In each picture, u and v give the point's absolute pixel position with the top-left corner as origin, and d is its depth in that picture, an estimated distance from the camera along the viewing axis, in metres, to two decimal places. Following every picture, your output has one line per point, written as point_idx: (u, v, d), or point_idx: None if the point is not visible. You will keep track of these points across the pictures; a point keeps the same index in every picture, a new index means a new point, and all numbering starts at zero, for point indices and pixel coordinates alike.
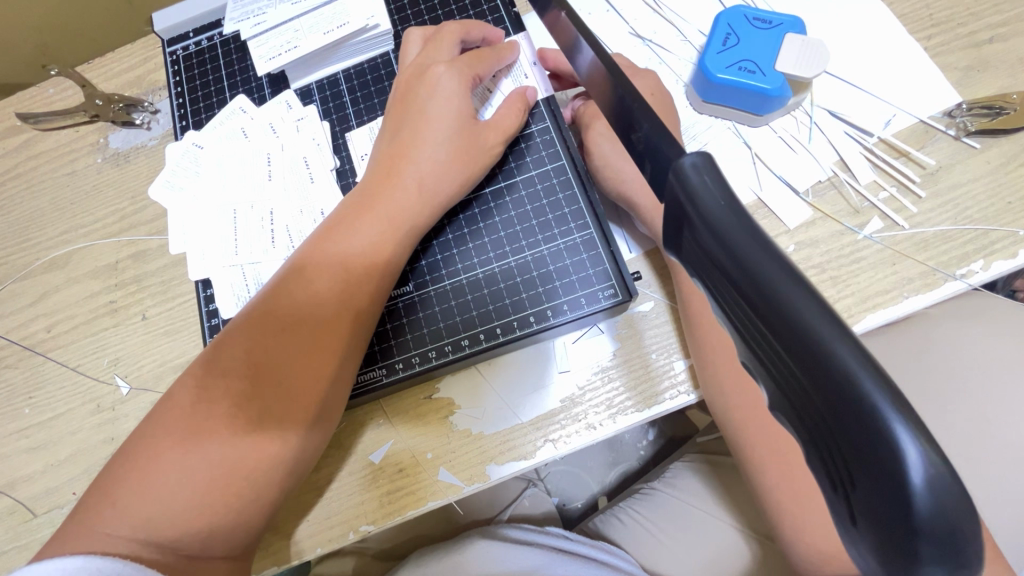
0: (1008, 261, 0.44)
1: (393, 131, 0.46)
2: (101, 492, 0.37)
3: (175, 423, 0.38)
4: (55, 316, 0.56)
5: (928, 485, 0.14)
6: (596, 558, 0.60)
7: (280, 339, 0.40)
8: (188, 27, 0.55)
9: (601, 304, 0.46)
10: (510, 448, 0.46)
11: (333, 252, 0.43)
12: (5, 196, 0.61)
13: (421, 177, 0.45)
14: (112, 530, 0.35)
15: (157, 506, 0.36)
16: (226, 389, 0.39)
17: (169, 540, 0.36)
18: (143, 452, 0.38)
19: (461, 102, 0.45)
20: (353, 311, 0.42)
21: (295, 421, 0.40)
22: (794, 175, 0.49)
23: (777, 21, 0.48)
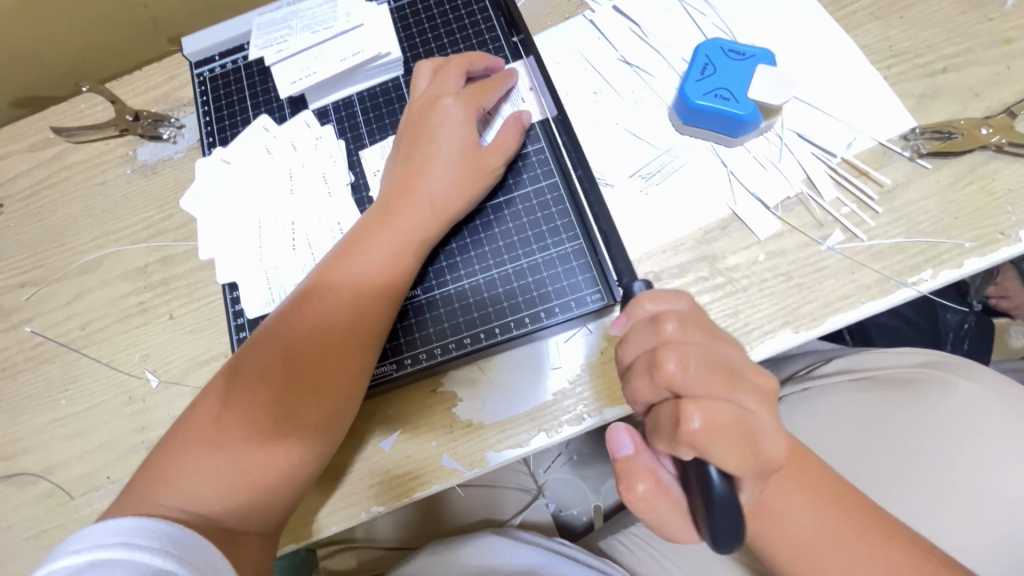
0: (955, 270, 0.49)
1: (407, 153, 0.51)
2: (155, 472, 0.43)
3: (223, 413, 0.44)
4: (89, 315, 0.61)
5: (718, 481, 0.33)
6: (595, 565, 0.65)
7: (308, 341, 0.46)
8: (214, 51, 0.60)
9: (589, 307, 0.51)
10: (507, 437, 0.51)
11: (354, 264, 0.48)
12: (41, 204, 0.66)
13: (433, 199, 0.50)
14: (169, 502, 0.41)
15: (206, 484, 0.42)
16: (261, 384, 0.45)
17: (212, 513, 0.42)
18: (195, 436, 0.44)
19: (467, 128, 0.51)
20: (372, 318, 0.47)
21: (326, 411, 0.45)
22: (766, 191, 0.54)
23: (751, 53, 0.53)
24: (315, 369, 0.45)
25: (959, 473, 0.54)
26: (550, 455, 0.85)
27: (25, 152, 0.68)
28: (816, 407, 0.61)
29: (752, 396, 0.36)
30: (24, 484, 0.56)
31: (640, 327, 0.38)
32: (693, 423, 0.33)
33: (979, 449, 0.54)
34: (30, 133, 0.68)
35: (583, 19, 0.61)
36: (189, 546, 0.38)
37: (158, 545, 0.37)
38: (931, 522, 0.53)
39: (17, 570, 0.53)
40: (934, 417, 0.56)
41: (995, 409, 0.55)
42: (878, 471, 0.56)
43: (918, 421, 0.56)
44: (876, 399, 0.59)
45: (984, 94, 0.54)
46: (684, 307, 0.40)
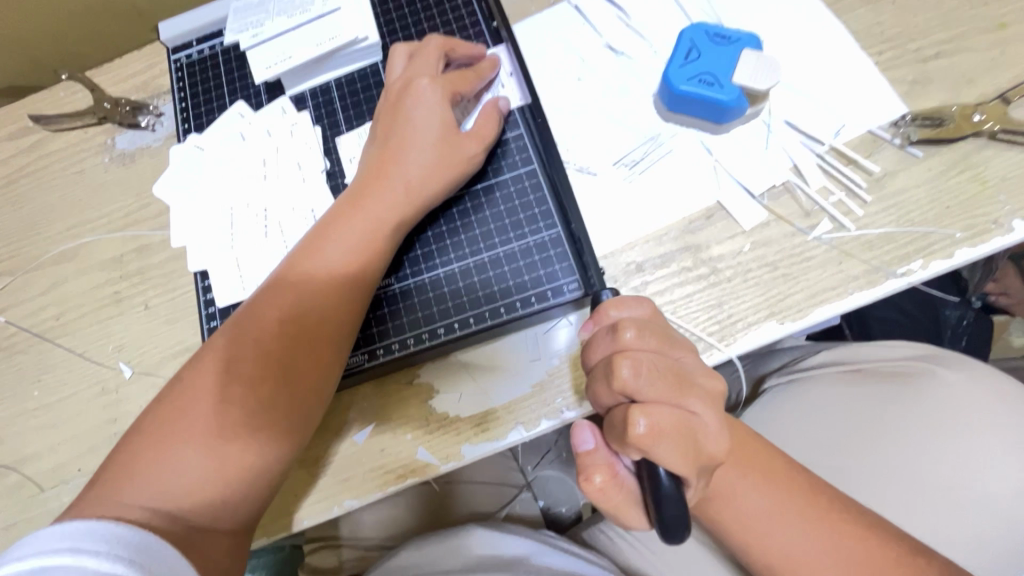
0: (946, 261, 0.48)
1: (382, 138, 0.50)
2: (115, 475, 0.40)
3: (188, 404, 0.42)
4: (64, 305, 0.60)
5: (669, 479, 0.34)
6: (580, 553, 0.64)
7: (277, 328, 0.45)
8: (191, 36, 0.59)
9: (566, 297, 0.49)
10: (483, 430, 0.49)
11: (325, 250, 0.47)
12: (18, 193, 0.65)
13: (406, 183, 0.48)
14: (130, 499, 0.39)
15: (174, 481, 0.40)
16: (229, 372, 0.43)
17: (180, 512, 0.40)
18: (159, 430, 0.42)
19: (443, 112, 0.49)
20: (344, 305, 0.46)
21: (301, 402, 0.44)
22: (751, 179, 0.52)
23: (736, 37, 0.52)
24: (285, 356, 0.44)
25: (945, 471, 0.52)
26: (541, 449, 0.84)
27: (3, 141, 0.67)
28: (804, 399, 0.59)
29: (701, 401, 0.35)
30: None
31: (601, 334, 0.38)
32: (639, 427, 0.33)
33: (964, 447, 0.53)
34: (9, 121, 0.67)
35: (567, 5, 0.60)
36: (142, 550, 0.35)
37: (106, 549, 0.34)
38: (918, 520, 0.51)
39: None
40: (922, 412, 0.55)
41: (981, 404, 0.54)
42: (867, 467, 0.54)
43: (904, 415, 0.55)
44: (863, 394, 0.57)
45: (977, 80, 0.52)
46: (644, 314, 0.39)
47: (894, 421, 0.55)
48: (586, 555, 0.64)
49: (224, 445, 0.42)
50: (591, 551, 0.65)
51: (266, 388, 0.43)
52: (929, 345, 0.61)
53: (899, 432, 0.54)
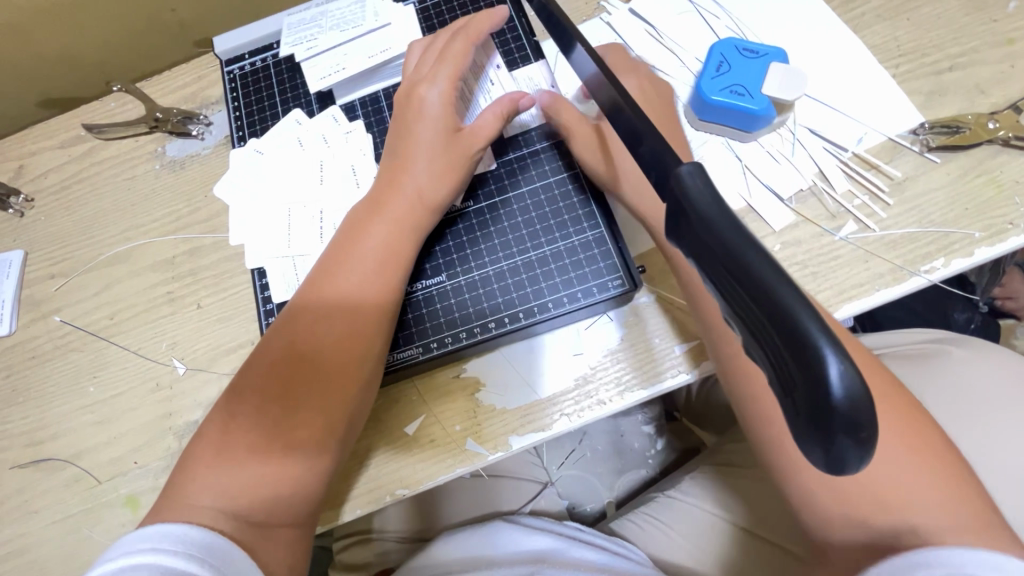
0: (966, 260, 0.51)
1: (397, 142, 0.53)
2: (184, 476, 0.43)
3: (236, 407, 0.45)
4: (118, 305, 0.62)
5: (846, 388, 0.20)
6: (605, 547, 0.65)
7: (307, 337, 0.47)
8: (244, 49, 0.63)
9: (610, 292, 0.52)
10: (528, 421, 0.52)
11: (349, 261, 0.49)
12: (71, 198, 0.67)
13: (420, 188, 0.51)
14: (193, 502, 0.41)
15: (229, 481, 0.42)
16: (265, 385, 0.45)
17: (239, 509, 0.42)
18: (209, 437, 0.45)
19: (449, 114, 0.52)
20: (373, 308, 0.48)
21: (337, 395, 0.46)
22: (779, 184, 0.56)
23: (763, 51, 0.55)
24: (317, 363, 0.46)
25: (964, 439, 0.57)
26: (563, 452, 0.85)
27: (56, 149, 0.70)
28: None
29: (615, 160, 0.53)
30: (52, 469, 0.57)
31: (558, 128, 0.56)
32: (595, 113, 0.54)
33: (984, 416, 0.58)
34: (60, 130, 0.70)
35: (600, 21, 0.63)
36: (210, 548, 0.38)
37: (181, 549, 0.36)
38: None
39: (45, 553, 0.54)
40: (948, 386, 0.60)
41: (996, 380, 0.60)
42: None
43: (934, 386, 0.60)
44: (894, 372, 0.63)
45: (989, 91, 0.56)
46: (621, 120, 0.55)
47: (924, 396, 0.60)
48: (615, 547, 0.65)
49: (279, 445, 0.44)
50: (620, 542, 0.67)
51: (301, 394, 0.45)
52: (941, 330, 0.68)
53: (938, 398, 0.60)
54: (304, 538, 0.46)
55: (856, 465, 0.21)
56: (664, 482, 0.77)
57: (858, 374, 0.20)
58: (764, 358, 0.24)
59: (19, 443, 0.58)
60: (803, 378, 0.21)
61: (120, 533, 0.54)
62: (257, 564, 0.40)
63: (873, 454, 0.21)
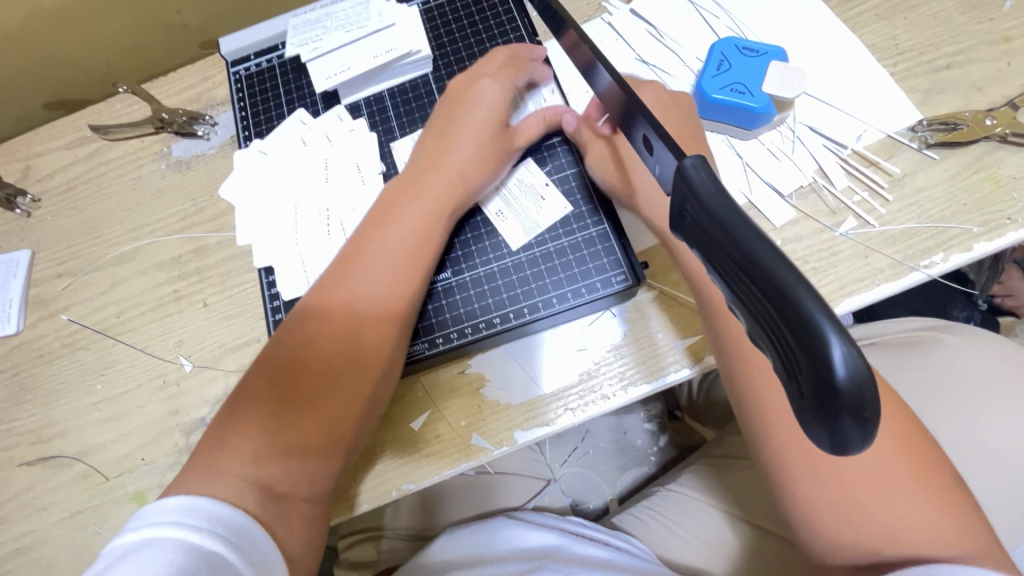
0: (965, 254, 0.51)
1: (440, 130, 0.54)
2: (210, 447, 0.42)
3: (271, 382, 0.44)
4: (124, 304, 0.63)
5: (846, 368, 0.21)
6: (609, 543, 0.66)
7: (340, 316, 0.47)
8: (249, 51, 0.63)
9: (614, 288, 0.53)
10: (534, 415, 0.52)
11: (385, 239, 0.49)
12: (78, 198, 0.68)
13: (460, 169, 0.52)
14: (222, 470, 0.40)
15: (258, 455, 0.42)
16: (296, 363, 0.45)
17: (266, 482, 0.41)
18: (233, 413, 0.43)
19: (497, 114, 0.54)
20: (410, 283, 0.49)
21: (371, 375, 0.46)
22: (779, 180, 0.56)
23: (763, 50, 0.56)
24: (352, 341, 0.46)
25: (955, 428, 0.58)
26: (566, 450, 0.86)
27: (63, 150, 0.70)
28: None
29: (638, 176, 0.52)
30: (60, 466, 0.57)
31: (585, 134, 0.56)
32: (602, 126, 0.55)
33: (977, 405, 0.59)
34: (67, 131, 0.71)
35: (601, 21, 0.64)
36: (234, 528, 0.37)
37: (206, 526, 0.36)
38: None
39: (53, 549, 0.55)
40: (944, 376, 0.61)
41: (987, 366, 0.61)
42: None
43: (924, 376, 0.61)
44: (885, 363, 0.64)
45: (986, 88, 0.56)
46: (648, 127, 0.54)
47: (921, 386, 0.60)
48: (616, 542, 0.66)
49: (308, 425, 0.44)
50: (622, 537, 0.67)
51: (337, 369, 0.45)
52: (940, 319, 0.67)
53: (933, 390, 0.60)
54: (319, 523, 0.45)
55: (861, 447, 0.22)
56: (666, 478, 0.78)
57: (862, 357, 0.21)
58: (770, 344, 0.24)
59: (27, 441, 0.59)
60: (808, 363, 0.22)
61: None
62: (278, 542, 0.40)
63: (876, 435, 0.22)
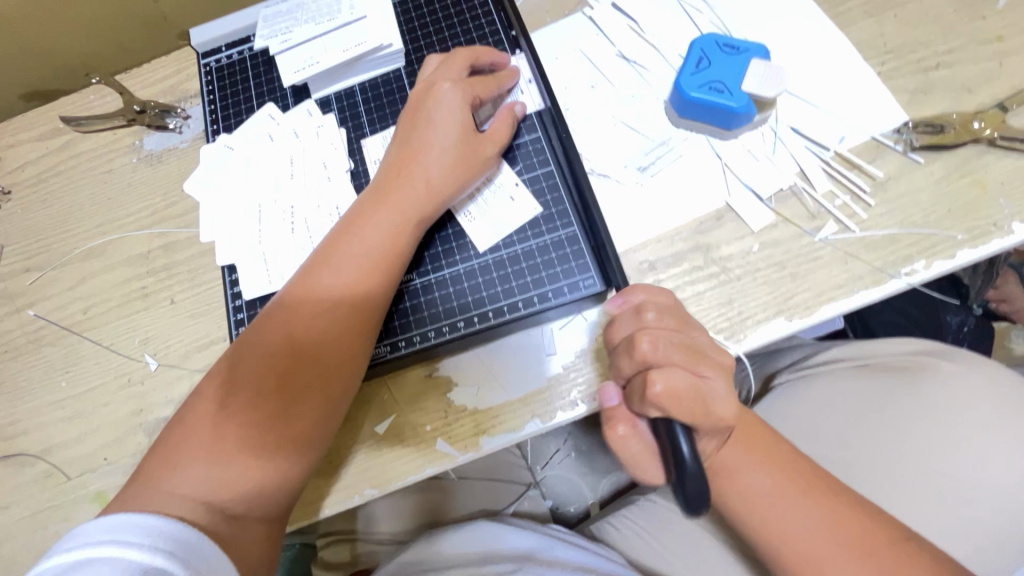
0: (948, 262, 0.50)
1: (404, 137, 0.52)
2: (165, 461, 0.42)
3: (228, 398, 0.44)
4: (92, 299, 0.62)
5: None
6: (585, 547, 0.65)
7: (300, 331, 0.46)
8: (220, 42, 0.62)
9: (582, 292, 0.51)
10: (500, 421, 0.51)
11: (348, 250, 0.48)
12: (48, 191, 0.67)
13: (427, 176, 0.50)
14: (177, 491, 0.41)
15: (216, 471, 0.42)
16: (256, 379, 0.44)
17: (219, 501, 0.41)
18: (193, 430, 0.43)
19: (464, 117, 0.51)
20: (373, 297, 0.48)
21: (334, 390, 0.46)
22: (759, 183, 0.54)
23: (744, 47, 0.54)
24: (313, 357, 0.45)
25: (936, 441, 0.57)
26: (548, 452, 0.85)
27: (33, 142, 0.69)
28: (785, 411, 0.64)
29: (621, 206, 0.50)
30: (22, 464, 0.56)
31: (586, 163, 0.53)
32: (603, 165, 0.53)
33: (958, 415, 0.57)
34: (40, 123, 0.70)
35: (582, 16, 0.62)
36: (178, 540, 0.37)
37: (147, 542, 0.36)
38: (906, 509, 0.55)
39: (12, 549, 0.54)
40: (934, 399, 0.59)
41: (964, 373, 0.60)
42: (856, 460, 0.58)
43: (912, 399, 0.59)
44: (873, 382, 0.62)
45: (976, 89, 0.54)
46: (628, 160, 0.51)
47: (909, 409, 0.59)
48: (595, 547, 0.65)
49: (263, 438, 0.43)
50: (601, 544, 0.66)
51: (296, 386, 0.44)
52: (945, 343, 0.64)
53: (923, 415, 0.58)
54: (274, 537, 0.45)
55: None
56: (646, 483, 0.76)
57: None
58: None
59: None
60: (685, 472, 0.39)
61: None
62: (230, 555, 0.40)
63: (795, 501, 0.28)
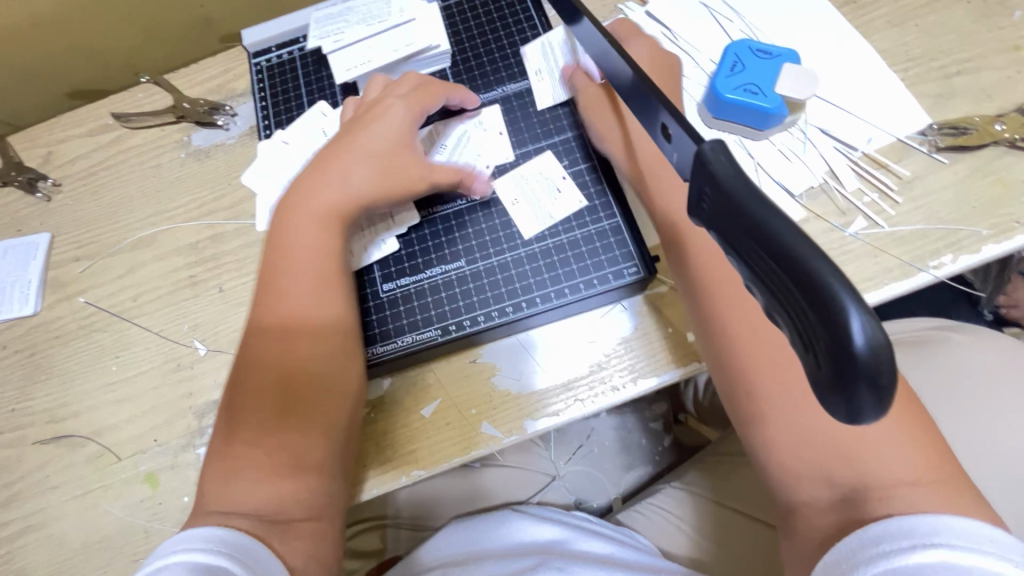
0: (973, 256, 0.52)
1: (329, 149, 0.54)
2: (204, 484, 0.45)
3: (236, 418, 0.46)
4: (141, 288, 0.64)
5: (867, 344, 0.21)
6: (614, 538, 0.65)
7: (262, 367, 0.47)
8: (270, 43, 0.66)
9: (625, 279, 0.53)
10: (543, 404, 0.53)
11: (284, 284, 0.49)
12: (98, 183, 0.69)
13: (300, 196, 0.52)
14: (215, 509, 0.42)
15: (244, 482, 0.43)
16: (252, 405, 0.46)
17: (269, 504, 0.43)
18: (215, 456, 0.45)
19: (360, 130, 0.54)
20: (325, 299, 0.49)
21: (315, 386, 0.47)
22: (790, 181, 0.57)
23: (777, 52, 0.57)
24: (278, 360, 0.47)
25: (967, 427, 0.58)
26: (572, 446, 0.85)
27: (83, 136, 0.71)
28: None
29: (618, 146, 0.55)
30: (74, 445, 0.58)
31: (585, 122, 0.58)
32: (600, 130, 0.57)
33: (983, 404, 0.58)
34: (90, 119, 0.72)
35: (617, 23, 0.65)
36: (236, 544, 0.39)
37: (210, 546, 0.38)
38: None
39: (64, 527, 0.55)
40: (953, 374, 0.60)
41: (988, 357, 0.61)
42: None
43: (932, 372, 0.61)
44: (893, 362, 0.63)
45: (996, 95, 0.57)
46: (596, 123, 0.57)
47: (930, 388, 0.60)
48: (620, 536, 0.65)
49: (271, 442, 0.45)
50: (626, 532, 0.66)
51: (270, 390, 0.46)
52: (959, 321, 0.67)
53: (941, 389, 0.60)
54: (333, 511, 0.46)
55: (875, 415, 0.23)
56: (671, 476, 0.78)
57: (880, 329, 0.22)
58: (788, 318, 0.25)
59: (41, 420, 0.59)
60: (828, 332, 0.22)
61: (140, 508, 0.55)
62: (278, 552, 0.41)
63: (892, 404, 0.22)
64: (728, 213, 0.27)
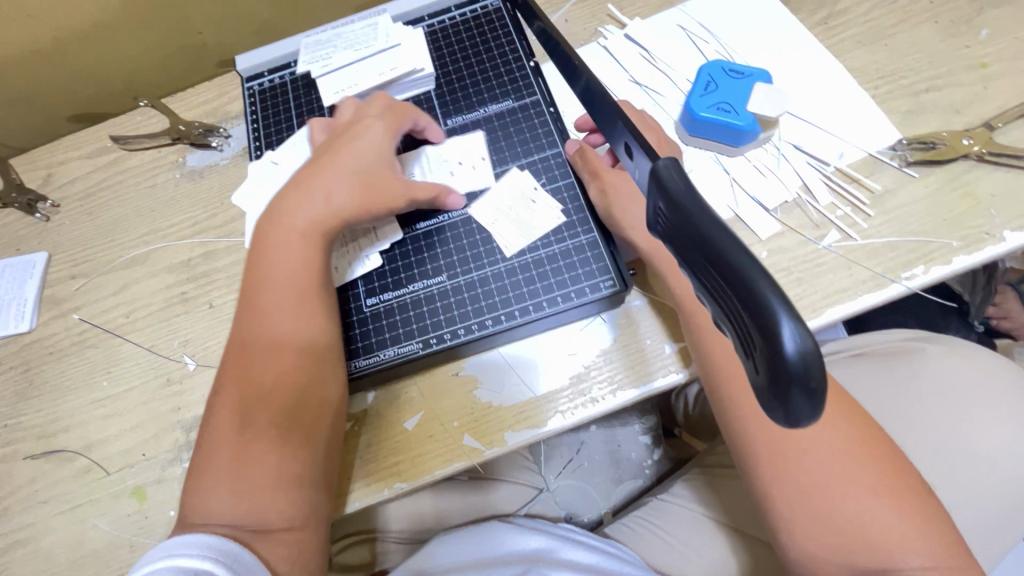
0: (945, 267, 0.53)
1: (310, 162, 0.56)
2: (190, 492, 0.46)
3: (223, 428, 0.47)
4: (134, 304, 0.65)
5: (797, 352, 0.23)
6: (597, 546, 0.64)
7: (244, 381, 0.48)
8: (263, 67, 0.69)
9: (602, 293, 0.54)
10: (525, 417, 0.53)
11: (268, 296, 0.50)
12: (94, 204, 0.71)
13: (280, 211, 0.53)
14: (205, 518, 0.44)
15: (229, 491, 0.44)
16: (240, 416, 0.47)
17: (253, 514, 0.44)
18: (203, 465, 0.46)
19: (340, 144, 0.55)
20: (309, 311, 0.50)
21: (300, 396, 0.48)
22: (765, 195, 0.58)
23: (748, 72, 0.59)
24: (265, 370, 0.48)
25: (946, 436, 0.58)
26: (561, 462, 0.86)
27: (81, 158, 0.74)
28: None
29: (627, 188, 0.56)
30: (63, 460, 0.59)
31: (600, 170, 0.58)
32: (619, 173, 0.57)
33: (961, 414, 0.59)
34: (89, 142, 0.74)
35: (596, 45, 0.67)
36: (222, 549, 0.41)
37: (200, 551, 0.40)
38: None
39: (52, 542, 0.56)
40: (932, 384, 0.61)
41: (966, 366, 0.61)
42: None
43: (911, 383, 0.61)
44: (875, 371, 0.64)
45: (964, 111, 0.59)
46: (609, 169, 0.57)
47: (910, 397, 0.60)
48: (606, 546, 0.64)
49: (256, 452, 0.45)
50: (613, 543, 0.66)
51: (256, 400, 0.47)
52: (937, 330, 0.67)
53: (921, 399, 0.60)
54: (317, 522, 0.47)
55: (811, 419, 0.24)
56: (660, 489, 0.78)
57: (812, 338, 0.23)
58: (731, 327, 0.26)
59: (32, 436, 0.60)
60: (763, 340, 0.24)
61: (126, 522, 0.56)
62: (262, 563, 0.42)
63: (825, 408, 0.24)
64: (678, 226, 0.28)
